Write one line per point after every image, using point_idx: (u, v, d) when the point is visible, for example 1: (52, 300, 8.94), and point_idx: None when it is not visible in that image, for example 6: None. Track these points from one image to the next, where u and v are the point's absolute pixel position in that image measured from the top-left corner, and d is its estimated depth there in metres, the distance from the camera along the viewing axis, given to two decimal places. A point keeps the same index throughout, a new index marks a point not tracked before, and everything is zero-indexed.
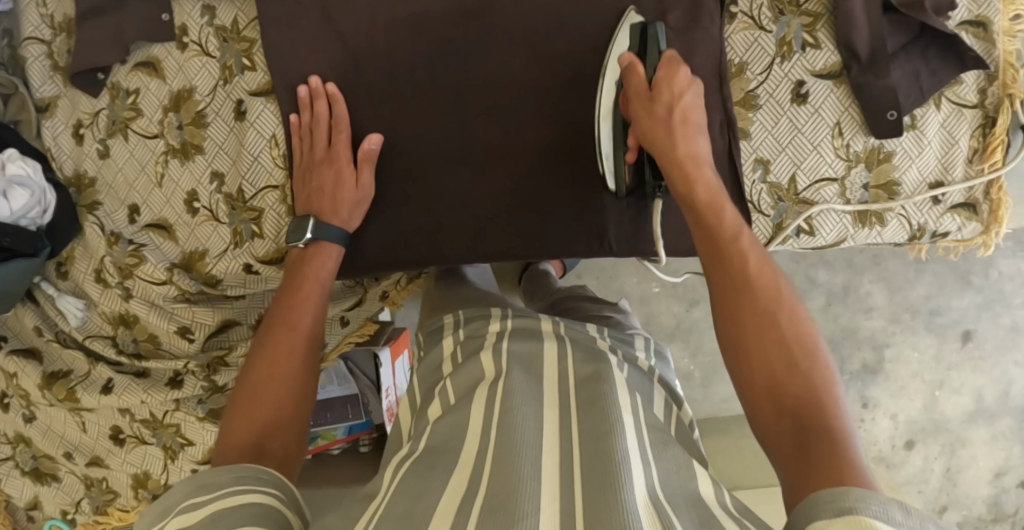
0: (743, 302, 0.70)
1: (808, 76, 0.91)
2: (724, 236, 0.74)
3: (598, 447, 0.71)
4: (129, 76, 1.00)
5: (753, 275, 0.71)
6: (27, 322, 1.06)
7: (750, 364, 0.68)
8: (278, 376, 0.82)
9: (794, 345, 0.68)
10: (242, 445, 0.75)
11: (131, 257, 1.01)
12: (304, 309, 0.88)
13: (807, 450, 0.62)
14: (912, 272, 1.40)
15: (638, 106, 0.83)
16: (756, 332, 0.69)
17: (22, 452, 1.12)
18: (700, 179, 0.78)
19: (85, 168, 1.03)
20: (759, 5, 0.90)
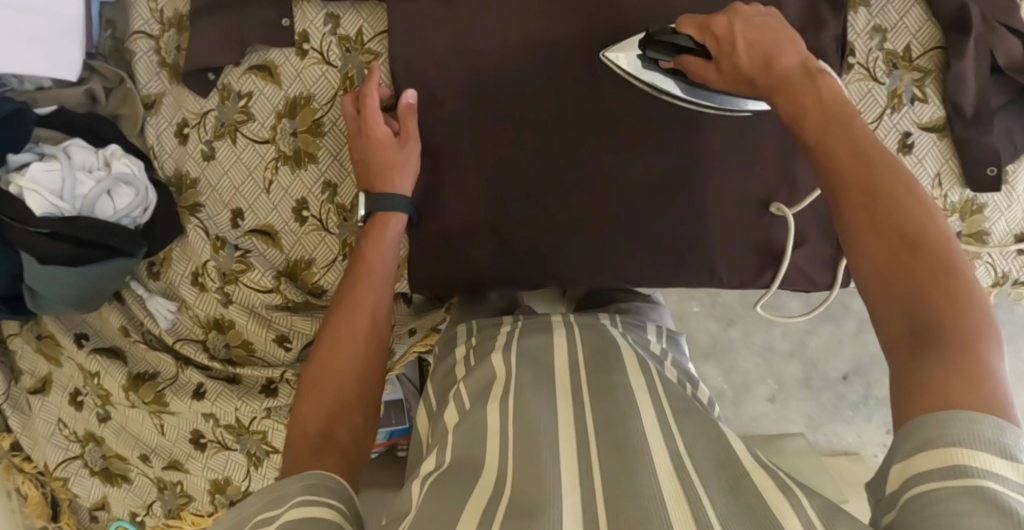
0: (874, 224, 0.62)
1: (915, 128, 0.96)
2: (845, 121, 0.67)
3: (617, 432, 0.71)
4: (242, 78, 0.99)
5: (890, 200, 0.62)
6: (112, 322, 1.04)
7: (868, 240, 0.62)
8: (344, 357, 0.84)
9: (919, 230, 0.61)
10: (309, 431, 0.77)
11: (237, 264, 1.00)
12: (367, 290, 0.89)
13: (936, 370, 0.56)
14: None
15: (701, 68, 0.80)
16: (874, 202, 0.62)
17: (92, 451, 1.09)
18: (820, 84, 0.71)
19: (186, 168, 1.01)
20: (875, 57, 0.95)
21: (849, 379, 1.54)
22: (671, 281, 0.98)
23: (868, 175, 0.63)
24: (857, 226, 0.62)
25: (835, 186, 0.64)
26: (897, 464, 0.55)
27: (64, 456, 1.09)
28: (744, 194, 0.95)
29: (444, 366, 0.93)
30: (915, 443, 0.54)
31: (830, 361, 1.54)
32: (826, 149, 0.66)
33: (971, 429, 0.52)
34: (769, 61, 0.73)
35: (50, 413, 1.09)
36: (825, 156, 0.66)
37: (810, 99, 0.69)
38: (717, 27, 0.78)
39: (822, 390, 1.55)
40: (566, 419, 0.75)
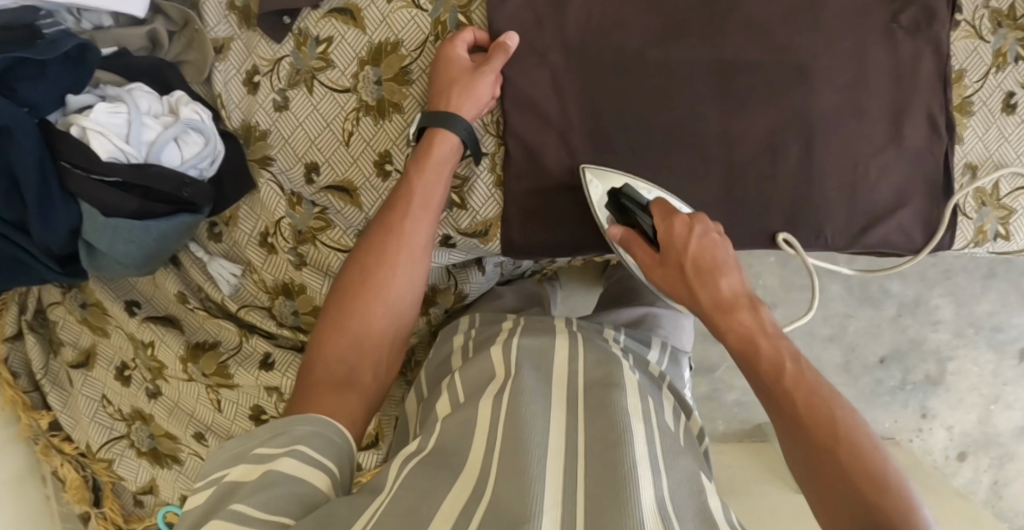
0: (801, 427, 0.68)
1: (1020, 87, 0.93)
2: (779, 375, 0.71)
3: (605, 459, 0.65)
4: (321, 22, 0.92)
5: (816, 409, 0.68)
6: (168, 288, 0.96)
7: (804, 446, 0.67)
8: (376, 288, 0.81)
9: (841, 426, 0.67)
10: (333, 359, 0.77)
11: (316, 221, 0.93)
12: (416, 223, 0.84)
13: None
14: (979, 288, 1.36)
15: (660, 274, 0.83)
16: (805, 409, 0.68)
17: (138, 430, 0.99)
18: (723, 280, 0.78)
19: (256, 120, 0.94)
20: (981, 15, 0.93)
21: (887, 364, 1.41)
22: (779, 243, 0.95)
23: (821, 423, 0.67)
24: (821, 464, 0.66)
25: (789, 427, 0.69)
26: None
27: (108, 436, 0.99)
28: (852, 153, 0.93)
29: (439, 355, 0.90)
30: None
31: (868, 346, 1.41)
32: (784, 394, 0.70)
33: None
34: (720, 305, 0.77)
35: (94, 389, 0.99)
36: (781, 396, 0.70)
37: (739, 330, 0.75)
38: (676, 228, 0.80)
39: (861, 376, 1.42)
40: (559, 431, 0.69)
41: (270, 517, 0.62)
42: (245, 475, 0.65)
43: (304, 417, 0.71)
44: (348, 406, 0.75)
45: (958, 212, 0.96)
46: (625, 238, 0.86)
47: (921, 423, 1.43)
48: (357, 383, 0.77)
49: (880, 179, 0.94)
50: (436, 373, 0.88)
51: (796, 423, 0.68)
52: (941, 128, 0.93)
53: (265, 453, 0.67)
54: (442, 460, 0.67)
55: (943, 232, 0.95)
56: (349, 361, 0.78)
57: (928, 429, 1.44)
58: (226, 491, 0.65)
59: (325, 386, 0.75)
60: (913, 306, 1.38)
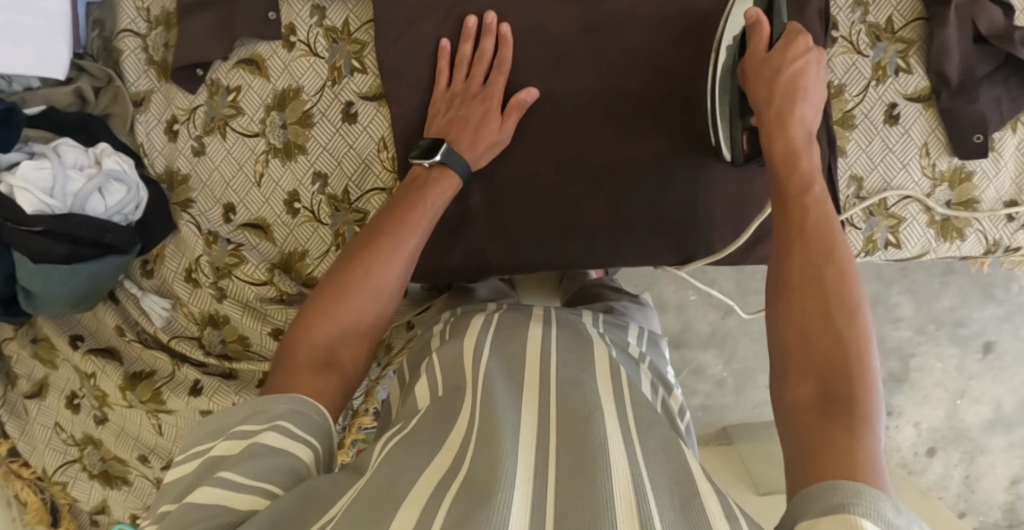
0: (826, 298, 0.70)
1: (901, 99, 0.96)
2: (827, 253, 0.73)
3: (576, 432, 0.69)
4: (230, 73, 0.99)
5: (832, 290, 0.71)
6: (107, 321, 1.05)
7: (804, 322, 0.70)
8: (371, 284, 0.83)
9: (843, 311, 0.69)
10: (319, 344, 0.79)
11: (231, 257, 1.01)
12: (410, 234, 0.86)
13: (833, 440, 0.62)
14: (937, 285, 1.36)
15: (754, 67, 0.85)
16: (831, 281, 0.71)
17: (90, 454, 1.08)
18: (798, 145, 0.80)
19: (177, 165, 1.01)
20: (858, 30, 0.96)
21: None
22: (664, 261, 0.99)
23: (826, 269, 0.72)
24: (804, 295, 0.71)
25: (796, 254, 0.74)
26: (806, 522, 0.56)
27: (62, 460, 1.08)
28: (737, 172, 0.96)
29: (421, 340, 0.94)
30: (829, 505, 0.56)
31: None
32: (801, 228, 0.75)
33: (859, 498, 0.55)
34: (787, 116, 0.81)
35: (48, 416, 1.08)
36: (797, 226, 0.76)
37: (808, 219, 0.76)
38: (797, 47, 0.84)
39: None
40: (528, 411, 0.74)
41: (254, 491, 0.64)
42: (228, 451, 0.68)
43: (286, 396, 0.73)
44: (327, 387, 0.77)
45: (846, 223, 0.99)
46: (757, 21, 0.85)
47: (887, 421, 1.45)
48: (337, 365, 0.79)
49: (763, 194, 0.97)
50: (417, 354, 0.92)
51: (799, 254, 0.74)
52: (824, 143, 0.96)
53: (247, 430, 0.69)
54: (417, 441, 0.71)
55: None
56: (330, 345, 0.79)
57: (894, 427, 1.46)
58: (210, 464, 0.67)
59: (309, 366, 0.77)
60: (871, 306, 1.37)
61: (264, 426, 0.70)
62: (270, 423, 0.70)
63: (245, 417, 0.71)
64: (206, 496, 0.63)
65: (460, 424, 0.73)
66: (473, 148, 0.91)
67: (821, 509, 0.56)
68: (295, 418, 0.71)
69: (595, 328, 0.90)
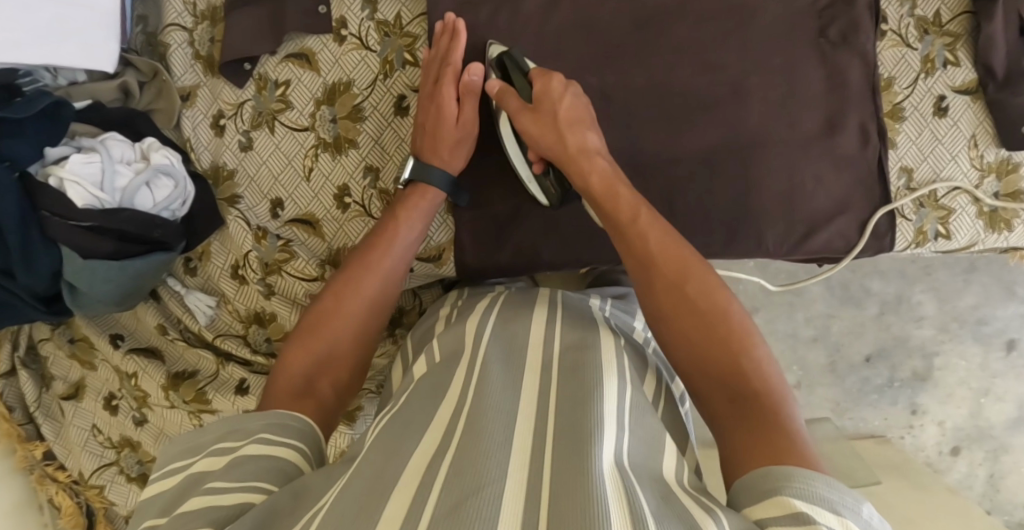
0: (693, 310, 0.75)
1: (949, 91, 0.97)
2: (681, 268, 0.78)
3: (577, 414, 0.67)
4: (279, 67, 0.98)
5: (696, 301, 0.75)
6: (149, 320, 1.03)
7: (692, 338, 0.74)
8: (344, 310, 0.84)
9: (720, 317, 0.74)
10: (295, 374, 0.79)
11: (280, 253, 0.99)
12: (381, 256, 0.88)
13: (759, 439, 0.66)
14: (960, 283, 1.40)
15: (525, 119, 0.89)
16: (693, 295, 0.76)
17: (127, 456, 1.05)
18: (594, 169, 0.85)
19: (224, 160, 1.00)
20: (906, 24, 0.97)
21: (874, 362, 1.43)
22: (721, 252, 0.98)
23: (683, 291, 0.76)
24: (679, 320, 0.75)
25: (654, 283, 0.78)
26: (746, 509, 0.61)
27: (98, 463, 1.06)
28: (789, 163, 0.97)
29: (424, 325, 0.93)
30: (762, 489, 0.61)
31: (853, 345, 1.44)
32: (647, 256, 0.79)
33: (789, 481, 0.60)
34: (588, 150, 0.87)
35: (84, 418, 1.06)
36: (646, 255, 0.79)
37: (657, 234, 0.80)
38: (552, 87, 0.89)
39: (847, 375, 1.44)
40: (529, 397, 0.71)
41: (247, 490, 0.65)
42: (210, 467, 0.67)
43: (262, 412, 0.73)
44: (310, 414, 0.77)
45: (898, 215, 0.99)
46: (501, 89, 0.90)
47: (911, 420, 1.43)
48: (316, 394, 0.79)
49: (814, 185, 0.97)
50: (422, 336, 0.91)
51: (654, 270, 0.78)
52: (872, 136, 0.97)
53: (226, 446, 0.69)
54: (405, 425, 0.69)
55: (878, 233, 0.99)
56: (307, 376, 0.80)
57: (919, 425, 1.43)
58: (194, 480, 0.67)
59: (287, 396, 0.77)
60: (896, 304, 1.41)
61: (240, 443, 0.70)
62: (248, 437, 0.70)
63: (221, 436, 0.71)
64: (198, 506, 0.63)
65: (451, 406, 0.71)
66: (448, 154, 0.92)
67: (757, 494, 0.61)
68: (272, 432, 0.71)
69: (602, 312, 0.90)
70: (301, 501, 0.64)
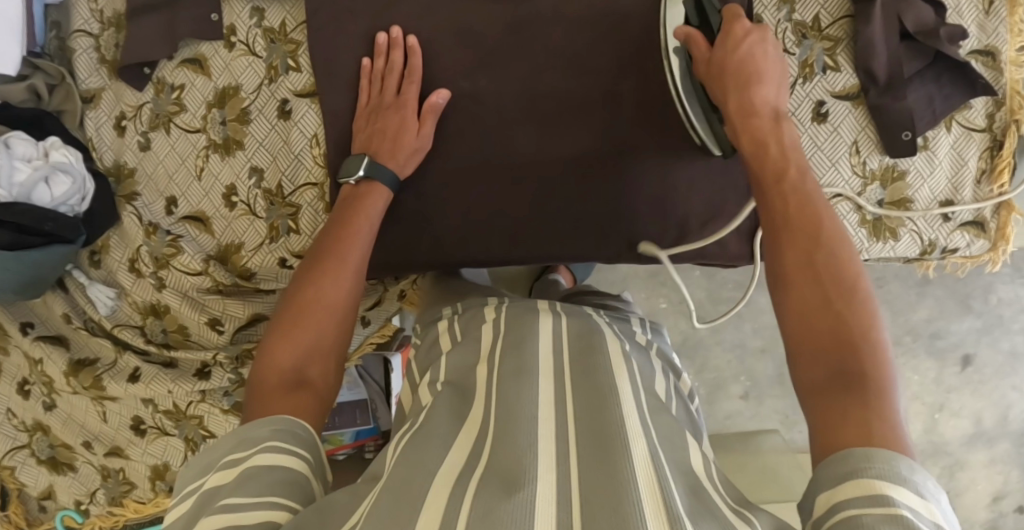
0: (822, 275, 0.72)
1: (829, 96, 0.96)
2: (819, 233, 0.75)
3: (595, 423, 0.69)
4: (175, 72, 1.03)
5: (824, 268, 0.73)
6: (56, 309, 1.08)
7: (805, 304, 0.72)
8: (323, 303, 0.85)
9: (847, 286, 0.71)
10: (286, 368, 0.80)
11: (168, 248, 1.04)
12: (353, 247, 0.90)
13: (847, 416, 0.64)
14: (914, 296, 1.35)
15: (704, 66, 0.86)
16: (826, 259, 0.73)
17: (39, 440, 1.12)
18: (747, 128, 0.82)
19: (125, 159, 1.06)
20: (784, 28, 0.96)
21: None
22: (589, 253, 1.00)
23: (815, 259, 0.73)
24: (795, 283, 0.73)
25: (781, 245, 0.76)
26: (823, 493, 0.59)
27: (11, 446, 1.13)
28: (658, 167, 0.96)
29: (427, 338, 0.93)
30: (844, 471, 0.59)
31: None
32: (785, 219, 0.77)
33: (876, 460, 0.58)
34: (745, 107, 0.83)
35: (0, 402, 1.13)
36: (782, 214, 0.77)
37: (795, 199, 0.77)
38: (736, 33, 0.85)
39: None
40: (545, 399, 0.73)
41: (261, 506, 0.64)
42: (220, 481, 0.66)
43: (269, 418, 0.73)
44: (306, 407, 0.77)
45: None
46: (687, 36, 0.88)
47: None
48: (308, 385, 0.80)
49: (682, 190, 0.97)
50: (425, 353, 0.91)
51: (786, 232, 0.76)
52: None
53: (234, 459, 0.68)
54: (424, 439, 0.71)
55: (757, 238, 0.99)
56: (297, 369, 0.80)
57: None
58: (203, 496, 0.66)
59: (278, 391, 0.77)
60: None
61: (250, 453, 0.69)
62: (257, 448, 0.69)
63: (233, 446, 0.70)
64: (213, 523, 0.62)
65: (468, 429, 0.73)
66: (406, 158, 0.95)
67: (839, 476, 0.59)
68: (285, 441, 0.70)
69: (604, 318, 0.92)
70: (328, 519, 0.64)
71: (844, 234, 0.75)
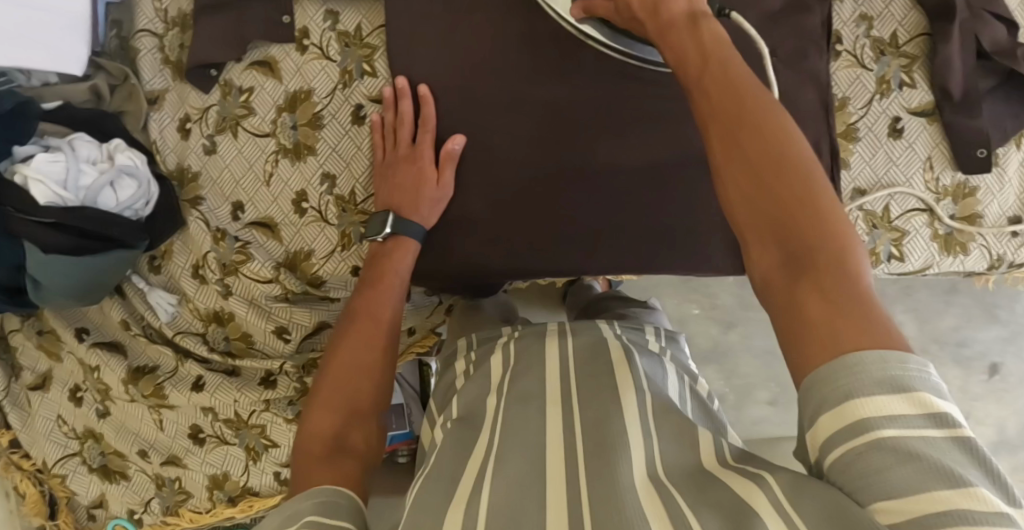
0: (773, 170, 0.64)
1: (905, 113, 0.97)
2: (744, 111, 0.65)
3: (600, 440, 0.71)
4: (243, 74, 1.01)
5: (777, 159, 0.64)
6: (114, 315, 1.06)
7: (755, 195, 0.64)
8: (359, 363, 0.87)
9: (811, 184, 0.63)
10: (326, 432, 0.80)
11: (237, 254, 1.02)
12: (384, 305, 0.92)
13: (828, 322, 0.59)
14: (941, 303, 1.39)
15: (617, 19, 0.79)
16: (755, 147, 0.64)
17: (90, 448, 1.09)
18: (678, 42, 0.70)
19: (188, 163, 1.03)
20: (862, 44, 0.97)
21: None
22: (666, 265, 0.99)
23: (739, 134, 0.65)
24: (738, 160, 0.65)
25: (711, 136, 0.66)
26: (809, 435, 0.59)
27: (62, 453, 1.09)
28: None
29: (445, 381, 0.93)
30: (832, 393, 0.57)
31: None
32: (707, 104, 0.67)
33: (865, 372, 0.56)
34: (658, 2, 0.72)
35: (50, 409, 1.09)
36: (705, 108, 0.67)
37: (717, 86, 0.67)
38: None
39: None
40: (553, 425, 0.75)
41: None
42: None
43: (312, 492, 0.69)
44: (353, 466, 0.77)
45: None
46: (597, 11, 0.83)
47: None
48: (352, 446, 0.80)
49: None
50: (444, 395, 0.91)
51: (710, 121, 0.66)
52: (826, 155, 0.96)
53: None
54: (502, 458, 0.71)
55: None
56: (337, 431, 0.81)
57: None
58: None
59: (321, 455, 0.78)
60: None
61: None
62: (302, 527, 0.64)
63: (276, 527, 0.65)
64: None
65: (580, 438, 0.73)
66: (429, 211, 0.96)
67: (829, 399, 0.57)
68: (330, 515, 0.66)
69: (614, 329, 0.90)
70: None
71: (789, 123, 0.66)
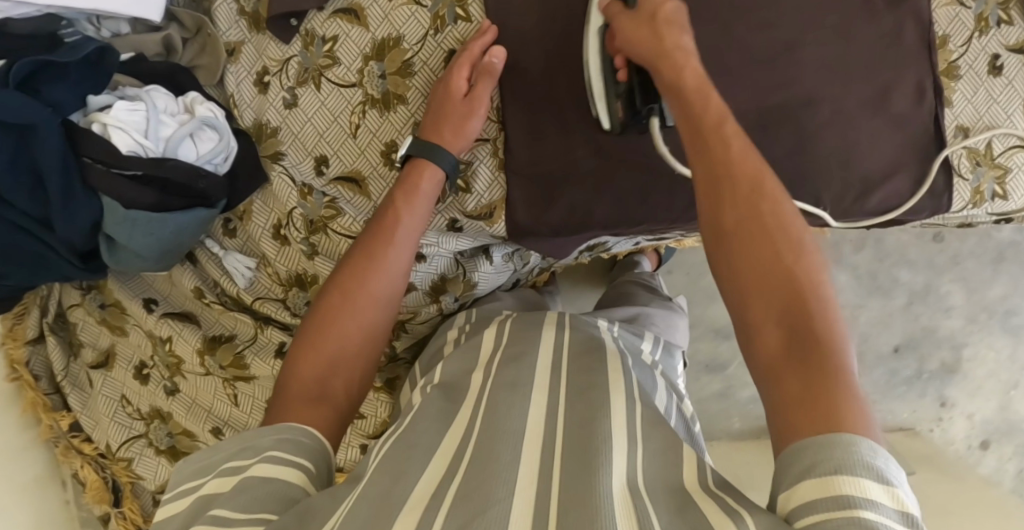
0: (771, 264, 0.64)
1: (1003, 50, 0.95)
2: (761, 198, 0.66)
3: (585, 434, 0.67)
4: (326, 22, 0.95)
5: (782, 264, 0.64)
6: (185, 283, 1.00)
7: (756, 307, 0.64)
8: (350, 306, 0.82)
9: (804, 270, 0.63)
10: (307, 377, 0.77)
11: (327, 210, 0.96)
12: (390, 245, 0.86)
13: (805, 389, 0.59)
14: (989, 272, 1.30)
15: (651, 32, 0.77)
16: (765, 225, 0.66)
17: (157, 428, 1.01)
18: (688, 66, 0.75)
19: (267, 118, 0.98)
20: None
21: (901, 353, 1.34)
22: None
23: (742, 200, 0.67)
24: (740, 268, 0.65)
25: (725, 214, 0.67)
26: (783, 493, 0.56)
27: (127, 436, 1.02)
28: (846, 119, 0.94)
29: (433, 346, 0.95)
30: (802, 463, 0.55)
31: (881, 336, 1.34)
32: (720, 168, 0.68)
33: (843, 454, 0.54)
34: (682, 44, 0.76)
35: (113, 389, 1.03)
36: (722, 184, 0.68)
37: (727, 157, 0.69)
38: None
39: (874, 367, 1.34)
40: (538, 414, 0.71)
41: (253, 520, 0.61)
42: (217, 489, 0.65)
43: (279, 426, 0.70)
44: (321, 419, 0.74)
45: (954, 174, 0.97)
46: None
47: (940, 412, 1.35)
48: (330, 395, 0.77)
49: (868, 147, 0.94)
50: (428, 359, 0.93)
51: (721, 208, 0.67)
52: (929, 94, 0.94)
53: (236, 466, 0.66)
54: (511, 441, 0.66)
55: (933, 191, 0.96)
56: (317, 377, 0.77)
57: (948, 418, 1.36)
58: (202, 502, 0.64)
59: (301, 402, 0.75)
60: (923, 294, 1.31)
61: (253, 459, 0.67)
62: (258, 458, 0.67)
63: (236, 449, 0.68)
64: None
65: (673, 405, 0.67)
66: (452, 137, 0.90)
67: (798, 472, 0.55)
68: (287, 452, 0.68)
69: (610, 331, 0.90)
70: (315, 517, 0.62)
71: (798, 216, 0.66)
